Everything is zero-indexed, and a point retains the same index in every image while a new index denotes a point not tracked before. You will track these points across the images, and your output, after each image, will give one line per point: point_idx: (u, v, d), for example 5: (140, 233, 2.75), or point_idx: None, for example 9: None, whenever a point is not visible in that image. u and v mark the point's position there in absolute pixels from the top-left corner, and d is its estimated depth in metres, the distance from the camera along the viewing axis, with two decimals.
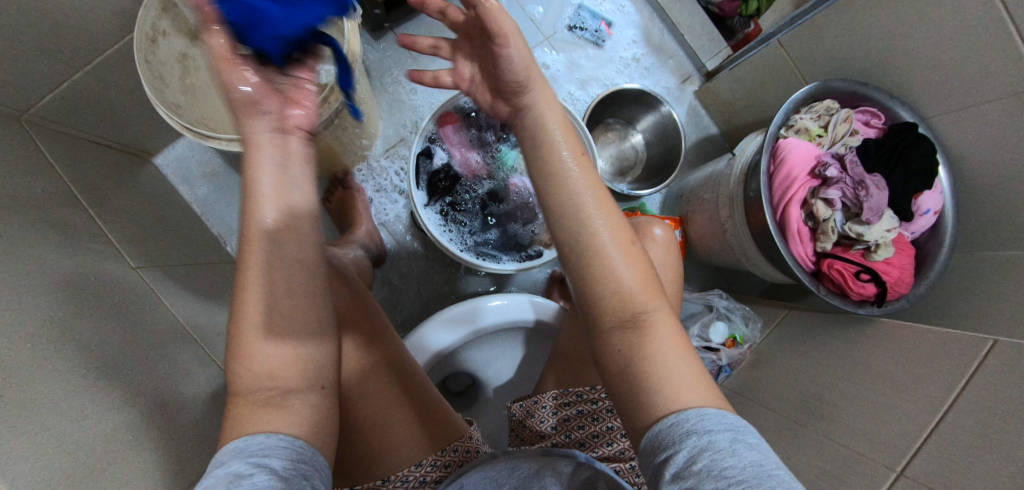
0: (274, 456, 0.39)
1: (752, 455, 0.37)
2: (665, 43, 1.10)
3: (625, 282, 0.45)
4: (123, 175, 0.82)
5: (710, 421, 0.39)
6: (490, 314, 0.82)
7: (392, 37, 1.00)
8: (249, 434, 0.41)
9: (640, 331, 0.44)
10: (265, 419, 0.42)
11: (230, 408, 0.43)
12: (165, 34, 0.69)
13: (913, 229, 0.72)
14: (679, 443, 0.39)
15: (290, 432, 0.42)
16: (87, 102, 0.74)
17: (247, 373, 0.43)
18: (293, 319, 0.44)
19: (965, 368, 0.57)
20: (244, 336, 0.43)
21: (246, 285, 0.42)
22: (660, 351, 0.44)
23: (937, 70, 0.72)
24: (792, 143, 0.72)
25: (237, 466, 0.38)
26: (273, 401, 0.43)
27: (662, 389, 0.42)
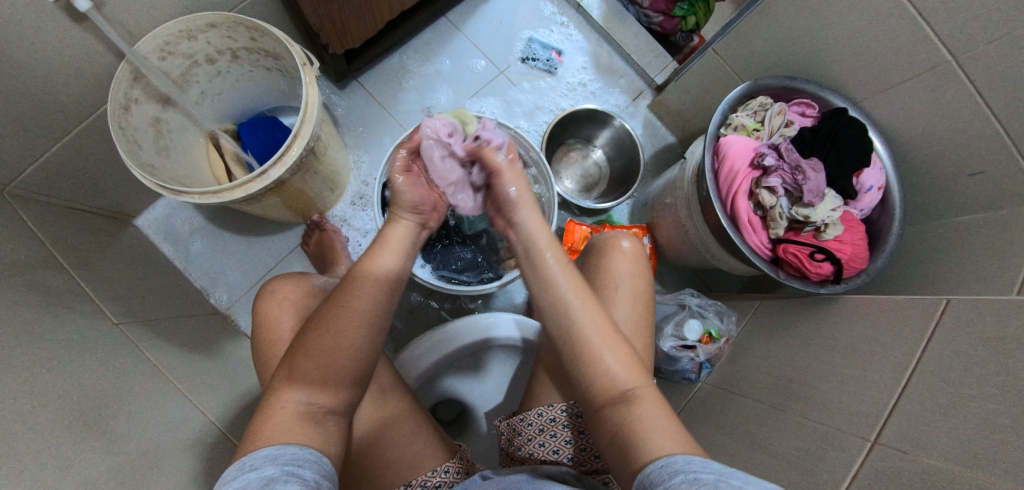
0: (303, 468, 0.43)
1: (737, 488, 0.37)
2: (615, 64, 1.17)
3: (611, 368, 0.51)
4: (104, 237, 0.85)
5: (699, 463, 0.41)
6: (501, 327, 0.86)
7: (356, 85, 1.07)
8: (282, 443, 0.45)
9: (629, 403, 0.50)
10: (307, 433, 0.47)
11: (270, 413, 0.48)
12: (137, 102, 0.73)
13: (860, 207, 0.74)
14: (669, 481, 0.40)
15: (320, 450, 0.47)
16: (68, 172, 0.79)
17: (298, 384, 0.49)
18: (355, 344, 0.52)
19: (924, 330, 0.59)
20: (310, 346, 0.51)
21: (327, 320, 0.52)
22: (644, 415, 0.48)
23: (858, 57, 0.77)
24: (730, 139, 0.76)
25: (270, 472, 0.41)
26: (311, 417, 0.48)
27: (645, 441, 0.46)
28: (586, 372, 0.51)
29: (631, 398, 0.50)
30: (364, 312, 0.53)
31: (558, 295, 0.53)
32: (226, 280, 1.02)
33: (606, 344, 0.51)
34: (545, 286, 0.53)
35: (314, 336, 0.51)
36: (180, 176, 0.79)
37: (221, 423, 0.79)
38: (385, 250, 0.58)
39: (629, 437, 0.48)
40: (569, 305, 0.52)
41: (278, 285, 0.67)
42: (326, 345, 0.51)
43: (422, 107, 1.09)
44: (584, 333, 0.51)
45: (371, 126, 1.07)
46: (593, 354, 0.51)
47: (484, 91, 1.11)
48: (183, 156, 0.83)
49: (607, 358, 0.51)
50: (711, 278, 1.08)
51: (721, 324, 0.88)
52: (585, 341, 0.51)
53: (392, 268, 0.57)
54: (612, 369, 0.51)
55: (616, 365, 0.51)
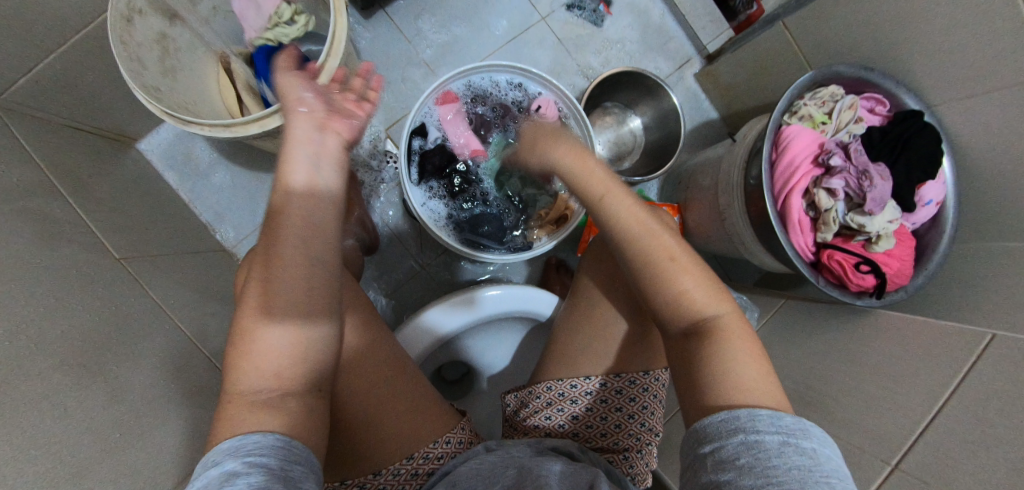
0: (269, 455, 0.38)
1: (804, 459, 0.36)
2: (665, 24, 1.06)
3: (683, 290, 0.49)
4: (104, 161, 0.78)
5: (762, 422, 0.39)
6: (491, 302, 0.80)
7: (383, 16, 0.96)
8: (244, 434, 0.40)
9: (710, 337, 0.47)
10: (265, 420, 0.42)
11: (223, 408, 0.42)
12: (141, 13, 0.64)
13: (914, 220, 0.71)
14: (726, 437, 0.39)
15: (286, 433, 0.42)
16: (64, 86, 0.71)
17: (242, 378, 0.43)
18: (286, 315, 0.44)
19: (961, 364, 0.57)
20: (243, 338, 0.44)
21: (271, 261, 0.43)
22: (726, 347, 0.46)
23: (945, 57, 0.70)
24: (795, 130, 0.70)
25: (231, 466, 0.36)
26: (270, 402, 0.43)
27: (728, 381, 0.44)
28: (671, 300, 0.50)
29: (708, 328, 0.48)
30: (290, 273, 0.44)
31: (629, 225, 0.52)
32: (233, 216, 0.96)
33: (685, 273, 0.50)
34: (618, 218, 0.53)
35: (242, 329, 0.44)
36: (189, 103, 0.72)
37: (226, 369, 0.77)
38: (288, 92, 0.49)
39: (707, 369, 0.45)
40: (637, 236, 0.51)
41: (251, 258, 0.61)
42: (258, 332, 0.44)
43: (454, 49, 0.99)
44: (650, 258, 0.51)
45: (396, 64, 0.98)
46: (670, 282, 0.50)
47: (523, 38, 1.02)
48: (192, 79, 0.75)
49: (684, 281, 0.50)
50: (733, 265, 1.05)
51: (743, 319, 0.87)
52: (671, 273, 0.50)
53: (305, 179, 0.45)
54: (689, 293, 0.49)
55: (693, 289, 0.49)
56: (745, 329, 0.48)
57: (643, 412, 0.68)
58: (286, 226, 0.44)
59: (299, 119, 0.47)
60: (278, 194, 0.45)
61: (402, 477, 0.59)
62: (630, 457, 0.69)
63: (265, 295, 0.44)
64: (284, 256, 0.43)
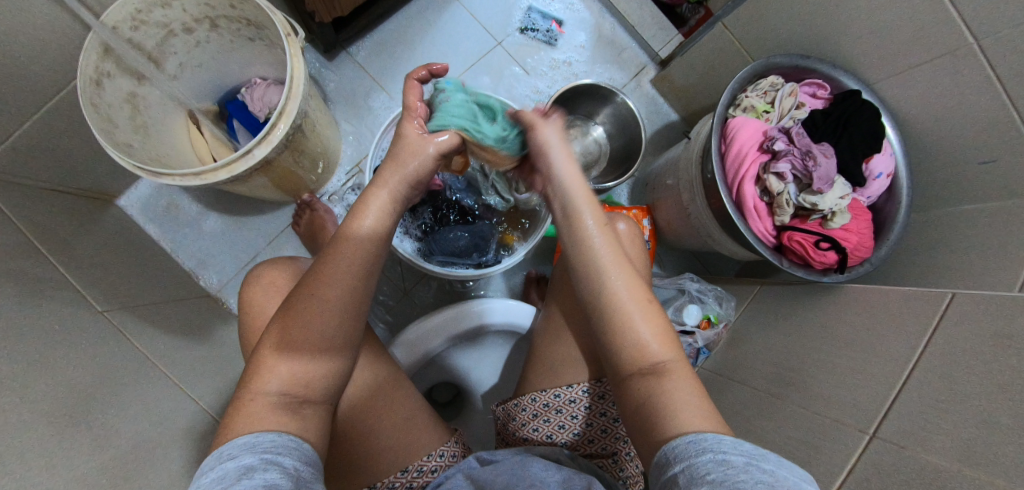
0: (283, 454, 0.42)
1: (768, 476, 0.36)
2: (617, 36, 1.11)
3: (640, 333, 0.49)
4: (85, 219, 0.81)
5: (726, 444, 0.39)
6: (494, 314, 0.83)
7: (345, 56, 1.01)
8: (260, 431, 0.43)
9: (660, 375, 0.47)
10: (282, 421, 0.45)
11: (242, 405, 0.46)
12: (109, 75, 0.68)
13: (868, 194, 0.73)
14: (696, 457, 0.39)
15: (298, 434, 0.45)
16: (43, 151, 0.75)
17: (270, 378, 0.47)
18: (326, 332, 0.49)
19: (927, 324, 0.58)
20: (278, 341, 0.48)
21: (322, 281, 0.49)
22: (671, 390, 0.46)
23: (876, 36, 0.73)
24: (739, 122, 0.73)
25: (249, 460, 0.40)
26: (291, 406, 0.46)
27: (676, 415, 0.44)
28: (618, 342, 0.49)
29: (662, 369, 0.48)
30: (340, 293, 0.49)
31: (597, 253, 0.51)
32: (216, 261, 0.99)
33: (636, 304, 0.49)
34: (584, 251, 0.51)
35: (280, 328, 0.48)
36: (160, 156, 0.75)
37: (215, 410, 0.78)
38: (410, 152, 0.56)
39: (660, 408, 0.45)
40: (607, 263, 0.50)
41: (253, 276, 0.64)
42: (297, 337, 0.48)
43: None
44: (616, 293, 0.50)
45: (362, 101, 1.02)
46: (625, 322, 0.49)
47: (481, 63, 1.06)
48: (163, 133, 0.78)
49: (640, 326, 0.49)
50: (709, 260, 1.07)
51: (721, 309, 0.89)
52: (620, 316, 0.49)
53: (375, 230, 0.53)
54: (644, 339, 0.48)
55: (647, 333, 0.49)
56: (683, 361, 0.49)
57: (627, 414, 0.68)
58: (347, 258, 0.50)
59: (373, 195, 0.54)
60: (348, 235, 0.51)
61: None
62: (620, 460, 0.69)
63: (319, 306, 0.48)
64: (341, 277, 0.49)
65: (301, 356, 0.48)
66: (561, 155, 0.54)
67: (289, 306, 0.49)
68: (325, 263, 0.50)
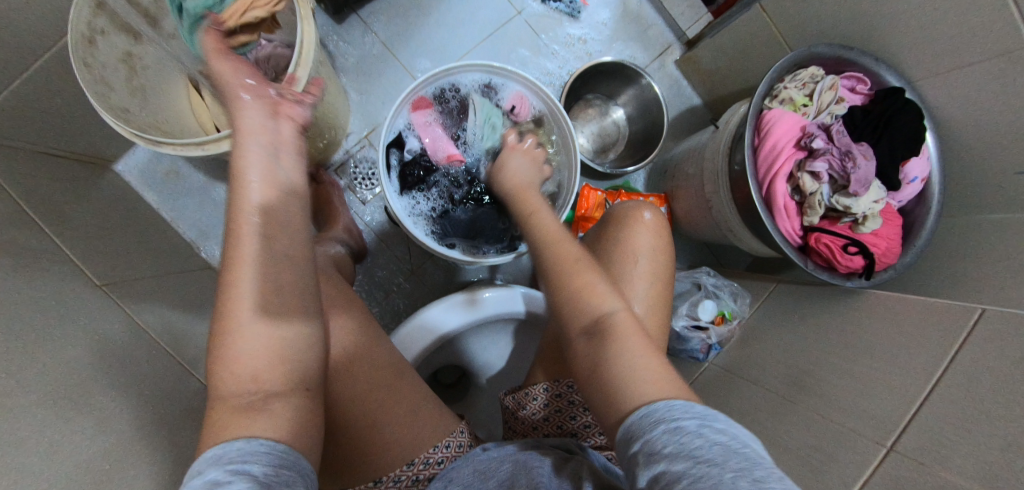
0: (253, 462, 0.35)
1: (722, 437, 0.37)
2: (644, 11, 1.05)
3: (601, 299, 0.51)
4: (80, 186, 0.77)
5: (677, 411, 0.40)
6: (489, 302, 0.80)
7: (356, 20, 0.95)
8: (229, 440, 0.37)
9: (603, 336, 0.49)
10: (248, 424, 0.39)
11: (211, 415, 0.40)
12: (103, 33, 0.62)
13: (899, 198, 0.70)
14: (649, 430, 0.39)
15: (272, 437, 0.39)
16: (33, 111, 0.70)
17: (229, 378, 0.41)
18: (268, 306, 0.42)
19: (953, 339, 0.57)
20: (225, 330, 0.42)
21: (244, 254, 0.42)
22: (626, 348, 0.47)
23: (925, 31, 0.69)
24: (776, 115, 0.69)
25: (212, 475, 0.33)
26: (257, 404, 0.40)
27: (630, 383, 0.45)
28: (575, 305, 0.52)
29: (607, 329, 0.49)
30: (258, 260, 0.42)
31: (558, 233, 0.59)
32: (217, 233, 0.95)
33: (584, 267, 0.54)
34: (549, 232, 0.59)
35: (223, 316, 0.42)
36: (159, 121, 0.70)
37: None
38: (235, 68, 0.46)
39: (606, 368, 0.47)
40: (555, 241, 0.57)
41: None
42: (240, 323, 0.42)
43: (431, 49, 0.98)
44: (555, 262, 0.55)
45: (372, 68, 0.96)
46: (583, 284, 0.52)
47: (500, 34, 1.00)
48: (161, 96, 0.73)
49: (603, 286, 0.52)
50: (723, 251, 1.05)
51: (735, 306, 0.87)
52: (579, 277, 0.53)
53: (266, 192, 0.43)
54: (605, 303, 0.51)
55: (608, 295, 0.52)
56: (638, 330, 0.49)
57: None
58: (250, 219, 0.42)
59: (243, 117, 0.44)
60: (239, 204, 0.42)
61: (403, 483, 0.59)
62: None
63: (245, 280, 0.41)
64: (254, 244, 0.41)
65: (252, 342, 0.41)
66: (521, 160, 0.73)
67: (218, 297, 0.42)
68: (232, 234, 0.42)
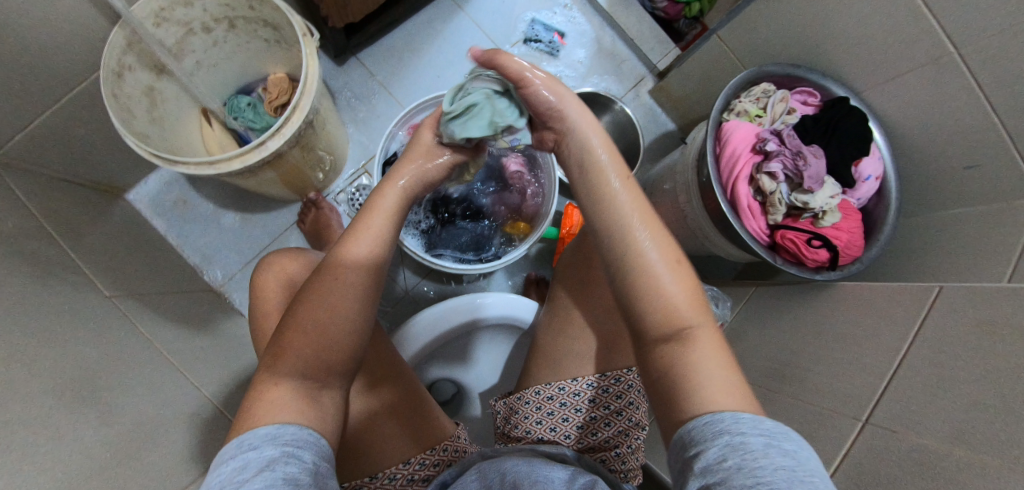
0: (304, 449, 0.42)
1: (789, 460, 0.34)
2: (617, 48, 1.16)
3: (669, 293, 0.44)
4: (96, 210, 0.83)
5: (746, 424, 0.36)
6: (490, 308, 0.84)
7: (354, 61, 1.05)
8: (281, 422, 0.43)
9: (684, 342, 0.43)
10: (301, 409, 0.45)
11: (263, 391, 0.45)
12: (131, 69, 0.71)
13: (857, 196, 0.75)
14: (711, 441, 0.36)
15: (316, 429, 0.45)
16: (59, 141, 0.77)
17: (294, 364, 0.46)
18: (340, 317, 0.49)
19: (918, 315, 0.60)
20: (295, 335, 0.48)
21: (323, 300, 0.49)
22: (696, 354, 0.42)
23: (864, 47, 0.77)
24: (733, 124, 0.76)
25: (270, 452, 0.40)
26: (313, 392, 0.47)
27: (700, 388, 0.40)
28: (647, 301, 0.44)
29: (687, 335, 0.43)
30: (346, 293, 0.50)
31: (620, 213, 0.48)
32: (221, 257, 1.01)
33: (660, 263, 0.45)
34: (602, 206, 0.49)
35: (302, 316, 0.48)
36: (173, 147, 0.78)
37: (218, 397, 0.79)
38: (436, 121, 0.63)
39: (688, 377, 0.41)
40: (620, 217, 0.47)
41: (276, 258, 0.66)
42: (307, 335, 0.47)
43: (423, 86, 1.08)
44: (636, 251, 0.46)
45: (369, 104, 1.05)
46: (653, 282, 0.45)
47: None
48: (176, 126, 0.81)
49: (667, 276, 0.45)
50: (707, 265, 1.09)
51: (718, 310, 0.91)
52: (653, 277, 0.45)
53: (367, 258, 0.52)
54: (671, 298, 0.44)
55: (677, 296, 0.45)
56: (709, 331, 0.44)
57: (630, 408, 0.70)
58: (336, 279, 0.50)
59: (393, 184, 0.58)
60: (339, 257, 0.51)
61: (400, 481, 0.60)
62: (621, 453, 0.70)
63: (332, 293, 0.49)
64: (349, 282, 0.50)
65: (321, 340, 0.48)
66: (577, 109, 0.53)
67: (305, 298, 0.49)
68: (320, 285, 0.50)
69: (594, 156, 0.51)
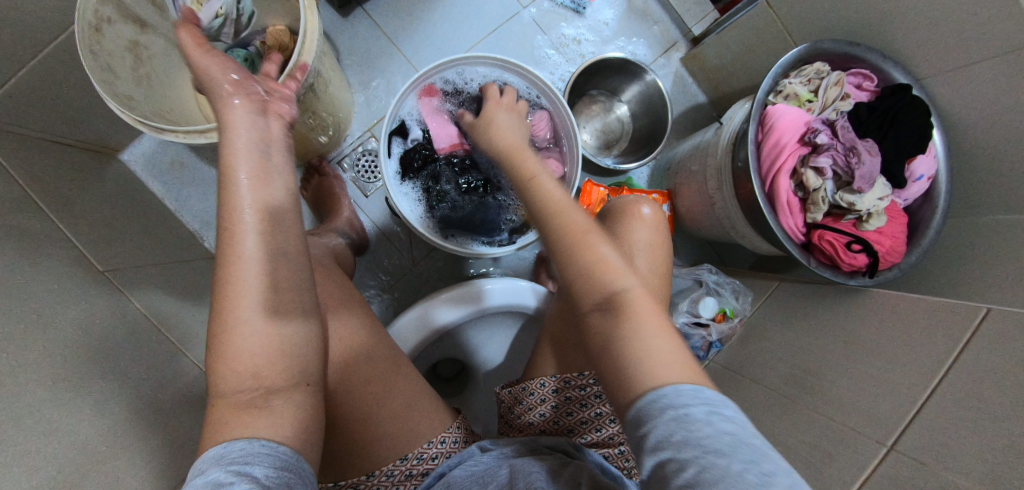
0: (254, 463, 0.38)
1: (726, 425, 0.37)
2: (649, 8, 1.05)
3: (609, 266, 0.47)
4: (86, 173, 0.78)
5: (687, 396, 0.39)
6: (493, 295, 0.80)
7: (361, 13, 0.95)
8: (229, 441, 0.39)
9: (617, 311, 0.45)
10: (248, 423, 0.41)
11: (210, 411, 0.41)
12: (110, 21, 0.63)
13: (905, 196, 0.69)
14: (657, 417, 0.38)
15: (270, 438, 0.41)
16: (40, 98, 0.71)
17: (230, 376, 0.42)
18: (277, 310, 0.43)
19: (957, 340, 0.56)
20: (227, 331, 0.42)
21: (234, 278, 0.42)
22: (638, 328, 0.44)
23: (934, 28, 0.68)
24: (780, 109, 0.69)
25: (215, 476, 0.36)
26: (257, 403, 0.42)
27: (642, 360, 0.42)
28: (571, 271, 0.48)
29: (622, 304, 0.45)
30: (257, 254, 0.43)
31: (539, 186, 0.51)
32: None
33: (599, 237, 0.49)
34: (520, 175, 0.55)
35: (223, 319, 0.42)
36: (163, 110, 0.71)
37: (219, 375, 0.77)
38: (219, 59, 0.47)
39: (619, 350, 0.43)
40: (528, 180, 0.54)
41: None
42: (242, 334, 0.42)
43: (435, 43, 0.98)
44: (563, 229, 0.49)
45: (376, 62, 0.97)
46: (581, 253, 0.47)
47: (504, 29, 1.00)
48: (166, 86, 0.74)
49: (603, 255, 0.48)
50: (726, 250, 1.05)
51: (736, 304, 0.87)
52: (584, 244, 0.48)
53: (276, 193, 0.44)
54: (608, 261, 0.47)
55: (609, 265, 0.47)
56: (654, 305, 0.46)
57: None
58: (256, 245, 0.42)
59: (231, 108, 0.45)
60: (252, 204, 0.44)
61: (396, 478, 0.58)
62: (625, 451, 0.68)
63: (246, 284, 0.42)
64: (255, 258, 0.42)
65: (253, 336, 0.42)
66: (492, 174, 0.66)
67: (226, 290, 0.43)
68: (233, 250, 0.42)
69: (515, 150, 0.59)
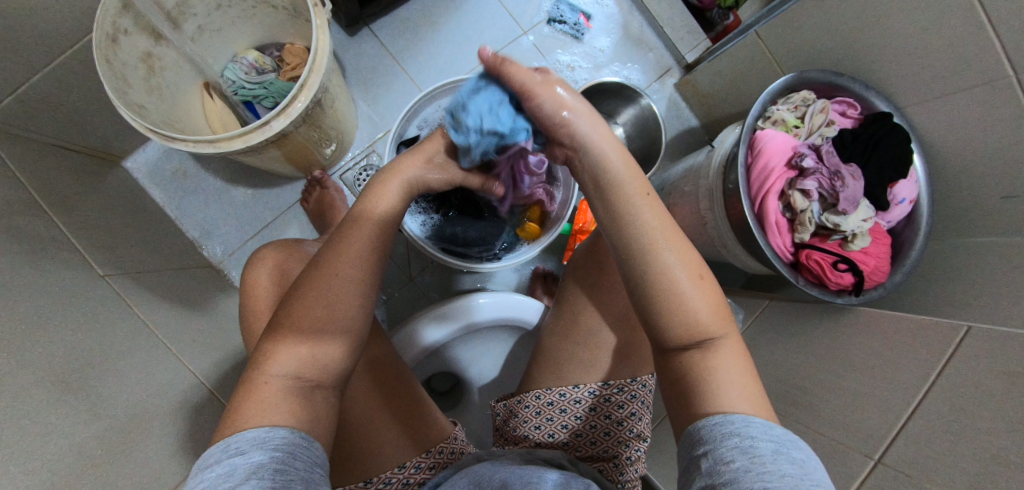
0: (293, 454, 0.40)
1: (795, 468, 0.36)
2: (645, 36, 1.10)
3: (697, 309, 0.46)
4: (90, 178, 0.79)
5: (756, 429, 0.39)
6: (486, 309, 0.81)
7: (367, 32, 0.98)
8: (273, 425, 0.41)
9: (705, 351, 0.45)
10: (293, 410, 0.43)
11: (253, 389, 0.43)
12: (126, 33, 0.65)
13: (888, 219, 0.72)
14: (721, 441, 0.39)
15: (308, 430, 0.43)
16: (49, 105, 0.72)
17: (281, 359, 0.45)
18: (337, 302, 0.48)
19: (941, 354, 0.57)
20: (287, 325, 0.46)
21: (336, 259, 0.50)
22: (721, 368, 0.44)
23: (913, 60, 0.72)
24: (768, 135, 0.72)
25: (259, 459, 0.37)
26: (304, 391, 0.45)
27: (722, 396, 0.42)
28: (660, 312, 0.46)
29: (710, 346, 0.45)
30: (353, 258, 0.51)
31: (641, 222, 0.47)
32: (220, 233, 0.97)
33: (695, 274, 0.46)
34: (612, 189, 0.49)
35: (297, 301, 0.47)
36: (174, 120, 0.74)
37: (214, 383, 0.77)
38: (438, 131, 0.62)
39: (703, 386, 0.43)
40: (630, 200, 0.48)
41: (267, 254, 0.62)
42: (309, 313, 0.47)
43: (439, 63, 1.02)
44: (667, 261, 0.46)
45: (380, 79, 1.00)
46: (670, 294, 0.45)
47: (505, 51, 1.04)
48: (176, 96, 0.76)
49: (695, 298, 0.46)
50: (718, 270, 1.07)
51: None
52: (670, 284, 0.45)
53: (387, 213, 0.56)
54: (697, 310, 0.45)
55: (701, 306, 0.46)
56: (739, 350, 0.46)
57: (632, 418, 0.67)
58: (353, 241, 0.52)
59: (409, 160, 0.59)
60: (362, 216, 0.54)
61: (394, 486, 0.58)
62: (620, 464, 0.68)
63: (329, 285, 0.49)
64: (351, 257, 0.51)
65: (314, 333, 0.47)
66: (591, 127, 0.49)
67: (310, 279, 0.49)
68: (331, 252, 0.51)
69: (608, 162, 0.49)
